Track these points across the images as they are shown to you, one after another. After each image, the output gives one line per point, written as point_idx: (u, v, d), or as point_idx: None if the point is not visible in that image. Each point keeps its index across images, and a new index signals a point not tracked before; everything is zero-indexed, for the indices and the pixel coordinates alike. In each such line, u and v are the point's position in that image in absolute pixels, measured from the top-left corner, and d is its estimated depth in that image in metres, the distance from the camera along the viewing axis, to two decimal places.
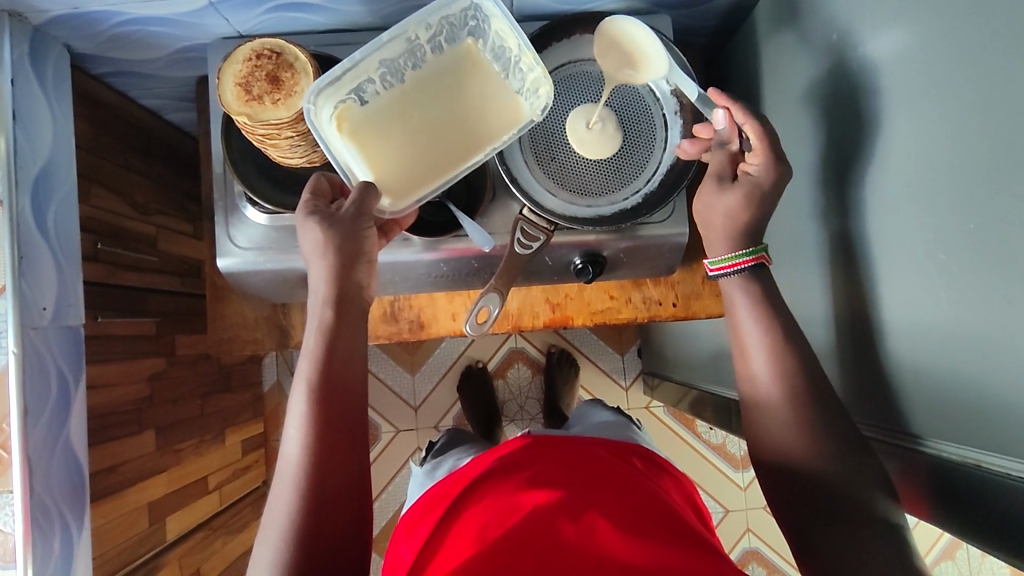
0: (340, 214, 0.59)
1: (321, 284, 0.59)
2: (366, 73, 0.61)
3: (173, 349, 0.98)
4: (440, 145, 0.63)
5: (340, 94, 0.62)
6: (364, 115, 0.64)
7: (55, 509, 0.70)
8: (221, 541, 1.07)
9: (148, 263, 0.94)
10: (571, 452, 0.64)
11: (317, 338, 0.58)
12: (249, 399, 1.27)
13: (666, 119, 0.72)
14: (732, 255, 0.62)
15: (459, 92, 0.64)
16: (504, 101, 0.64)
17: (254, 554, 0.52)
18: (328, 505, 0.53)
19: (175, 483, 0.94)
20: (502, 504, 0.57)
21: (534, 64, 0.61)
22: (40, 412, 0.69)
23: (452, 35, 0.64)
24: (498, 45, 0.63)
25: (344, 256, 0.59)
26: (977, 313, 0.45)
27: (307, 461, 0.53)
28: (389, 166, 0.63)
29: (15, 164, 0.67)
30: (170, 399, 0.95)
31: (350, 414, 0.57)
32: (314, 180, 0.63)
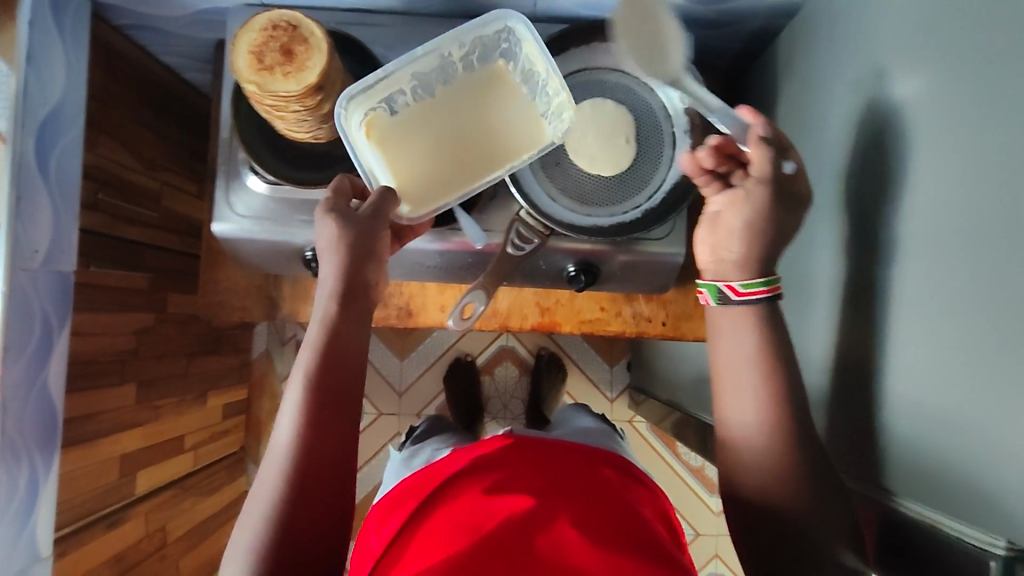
0: (357, 213, 0.58)
1: (329, 276, 0.58)
2: (398, 84, 0.62)
3: (165, 306, 0.99)
4: (461, 160, 0.64)
5: (370, 102, 0.63)
6: (392, 125, 0.64)
7: (23, 450, 0.70)
8: (191, 501, 1.08)
9: (147, 218, 0.94)
10: (553, 460, 0.63)
11: (319, 333, 0.57)
12: (236, 363, 1.27)
13: (675, 137, 0.70)
14: (749, 282, 0.58)
15: (487, 111, 0.64)
16: (529, 121, 0.64)
17: (233, 536, 0.52)
18: (310, 494, 0.53)
19: (151, 438, 0.95)
20: (477, 509, 0.56)
21: (561, 89, 0.62)
22: (21, 351, 0.70)
23: (484, 55, 0.65)
24: (528, 68, 0.64)
25: (358, 251, 0.57)
26: (967, 375, 0.43)
27: (293, 458, 0.53)
28: (413, 175, 0.63)
29: (23, 105, 0.68)
30: (155, 355, 0.95)
31: (345, 410, 0.57)
32: (338, 181, 0.61)
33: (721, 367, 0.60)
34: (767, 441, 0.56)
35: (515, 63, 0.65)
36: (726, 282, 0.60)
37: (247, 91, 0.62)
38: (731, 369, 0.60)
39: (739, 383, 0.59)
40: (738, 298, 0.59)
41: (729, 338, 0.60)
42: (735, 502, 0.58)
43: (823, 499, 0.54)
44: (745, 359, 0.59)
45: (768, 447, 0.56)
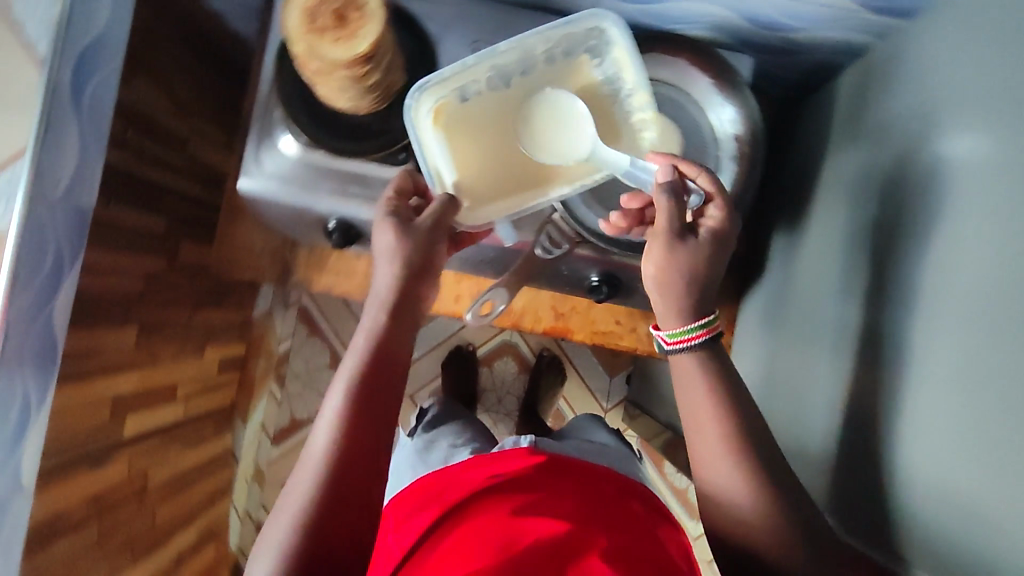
0: (417, 223, 0.60)
1: (385, 283, 0.59)
2: (475, 75, 0.64)
3: (177, 253, 0.98)
4: (526, 161, 0.65)
5: (442, 90, 0.64)
6: (464, 112, 0.65)
7: (19, 379, 0.69)
8: (175, 450, 1.08)
9: (173, 163, 0.93)
10: (573, 488, 0.66)
11: (368, 336, 0.57)
12: (239, 319, 1.26)
13: (721, 161, 0.71)
14: (682, 330, 0.59)
15: (559, 111, 0.65)
16: (607, 126, 0.66)
17: (263, 532, 0.51)
18: (347, 498, 0.52)
19: (146, 383, 0.95)
20: (509, 527, 0.59)
21: (645, 107, 0.65)
22: (30, 281, 0.69)
23: (568, 50, 0.66)
24: (613, 71, 0.66)
25: (415, 263, 0.59)
26: (993, 451, 0.42)
27: (329, 457, 0.52)
28: (477, 170, 0.65)
29: (67, 31, 0.67)
30: (160, 301, 0.94)
31: (386, 415, 0.56)
32: (399, 178, 0.63)
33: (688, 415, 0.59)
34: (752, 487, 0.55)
35: (602, 61, 0.66)
36: (657, 329, 0.61)
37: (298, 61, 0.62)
38: (698, 416, 0.58)
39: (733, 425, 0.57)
40: (673, 347, 0.59)
41: (692, 384, 0.58)
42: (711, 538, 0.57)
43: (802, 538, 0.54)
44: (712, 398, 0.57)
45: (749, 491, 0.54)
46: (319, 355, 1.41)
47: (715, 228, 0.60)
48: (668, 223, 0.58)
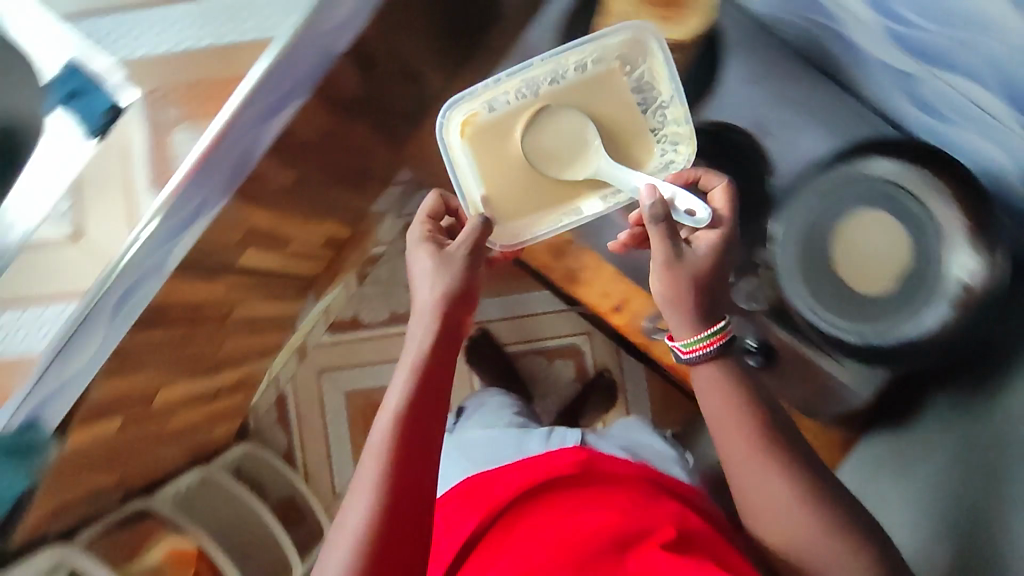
0: (453, 253, 0.68)
1: (426, 297, 0.66)
2: (506, 87, 0.76)
3: (361, 124, 0.92)
4: (560, 170, 0.78)
5: (472, 104, 0.76)
6: (496, 122, 0.77)
7: (210, 182, 0.71)
8: (257, 296, 1.07)
9: (409, 34, 0.85)
10: (605, 494, 0.74)
11: (410, 365, 0.63)
12: (360, 208, 1.19)
13: (943, 294, 0.75)
14: (695, 341, 0.66)
15: (584, 124, 0.77)
16: (637, 147, 0.79)
17: (323, 557, 0.59)
18: (396, 515, 0.58)
19: (272, 225, 0.93)
20: (559, 539, 0.69)
21: (683, 115, 0.79)
22: (263, 99, 0.70)
23: (598, 59, 0.78)
24: (646, 85, 0.79)
25: (461, 290, 0.66)
26: None
27: (381, 491, 0.58)
28: (511, 182, 0.77)
29: None
30: (325, 159, 0.92)
31: (425, 428, 0.62)
32: (433, 200, 0.74)
33: (715, 421, 0.68)
34: (786, 492, 0.65)
35: (630, 72, 0.79)
36: (672, 338, 0.69)
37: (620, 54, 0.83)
38: (725, 418, 0.67)
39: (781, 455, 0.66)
40: (692, 354, 0.67)
41: (716, 392, 0.68)
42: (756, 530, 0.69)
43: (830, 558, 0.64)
44: (741, 408, 0.67)
45: (786, 493, 0.65)
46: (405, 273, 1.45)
47: (708, 244, 0.67)
48: (662, 252, 0.65)
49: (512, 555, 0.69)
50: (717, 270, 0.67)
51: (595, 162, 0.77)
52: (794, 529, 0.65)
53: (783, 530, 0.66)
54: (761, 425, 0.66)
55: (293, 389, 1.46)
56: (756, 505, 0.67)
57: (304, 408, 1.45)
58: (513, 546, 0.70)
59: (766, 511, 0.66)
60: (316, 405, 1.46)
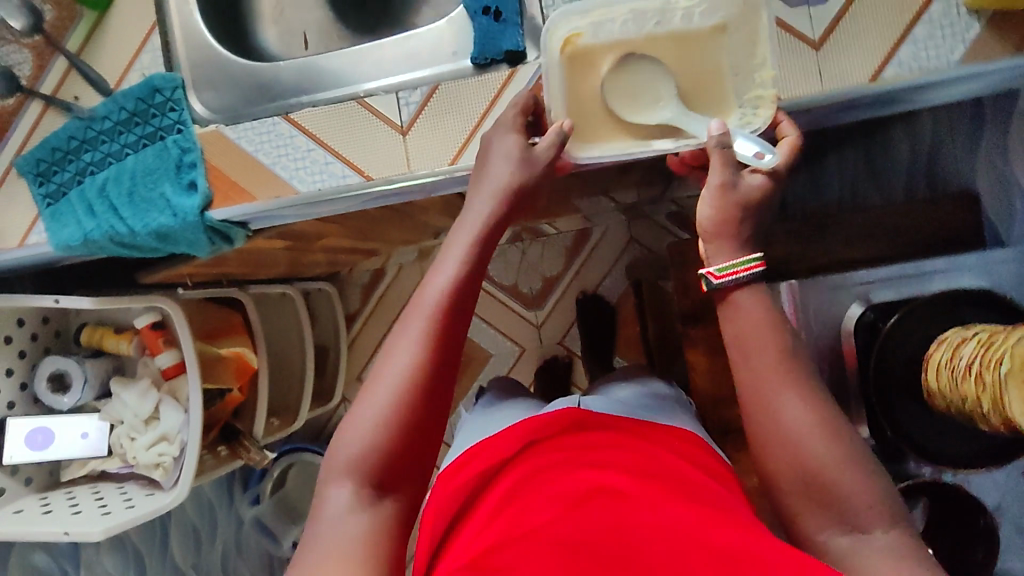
0: (536, 154, 0.57)
1: (500, 179, 0.57)
2: (614, 13, 0.58)
3: (653, 182, 0.89)
4: (639, 105, 0.60)
5: (579, 22, 0.59)
6: (590, 51, 0.61)
7: None
8: (446, 215, 1.07)
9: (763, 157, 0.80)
10: (597, 452, 0.61)
11: (474, 228, 0.57)
12: (572, 210, 1.17)
13: None
14: (737, 262, 0.54)
15: (663, 71, 0.60)
16: (718, 104, 0.61)
17: (342, 438, 0.52)
18: (429, 397, 0.52)
19: None
20: (553, 490, 0.56)
21: (769, 84, 0.59)
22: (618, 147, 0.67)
23: (708, 13, 0.59)
24: (744, 46, 0.59)
25: (531, 187, 0.58)
26: None
27: (425, 351, 0.53)
28: (585, 107, 0.61)
29: (923, 84, 0.58)
30: (602, 186, 0.89)
31: (475, 296, 0.56)
32: (524, 97, 0.61)
33: (731, 339, 0.55)
34: (807, 413, 0.51)
35: (732, 36, 0.59)
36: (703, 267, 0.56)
37: (933, 405, 0.64)
38: (744, 333, 0.54)
39: (803, 371, 0.53)
40: (718, 283, 0.55)
41: (762, 316, 0.54)
42: (761, 467, 0.53)
43: (841, 492, 0.48)
44: (772, 324, 0.54)
45: (807, 417, 0.51)
46: (551, 265, 1.43)
47: (758, 182, 0.56)
48: (717, 176, 0.55)
49: (523, 516, 0.54)
50: (760, 211, 0.56)
51: (665, 104, 0.60)
52: (795, 442, 0.50)
53: (793, 447, 0.50)
54: (787, 352, 0.53)
55: (394, 274, 1.50)
56: (766, 429, 0.52)
57: (391, 293, 1.51)
58: (512, 507, 0.56)
59: (775, 428, 0.51)
60: (400, 301, 1.50)
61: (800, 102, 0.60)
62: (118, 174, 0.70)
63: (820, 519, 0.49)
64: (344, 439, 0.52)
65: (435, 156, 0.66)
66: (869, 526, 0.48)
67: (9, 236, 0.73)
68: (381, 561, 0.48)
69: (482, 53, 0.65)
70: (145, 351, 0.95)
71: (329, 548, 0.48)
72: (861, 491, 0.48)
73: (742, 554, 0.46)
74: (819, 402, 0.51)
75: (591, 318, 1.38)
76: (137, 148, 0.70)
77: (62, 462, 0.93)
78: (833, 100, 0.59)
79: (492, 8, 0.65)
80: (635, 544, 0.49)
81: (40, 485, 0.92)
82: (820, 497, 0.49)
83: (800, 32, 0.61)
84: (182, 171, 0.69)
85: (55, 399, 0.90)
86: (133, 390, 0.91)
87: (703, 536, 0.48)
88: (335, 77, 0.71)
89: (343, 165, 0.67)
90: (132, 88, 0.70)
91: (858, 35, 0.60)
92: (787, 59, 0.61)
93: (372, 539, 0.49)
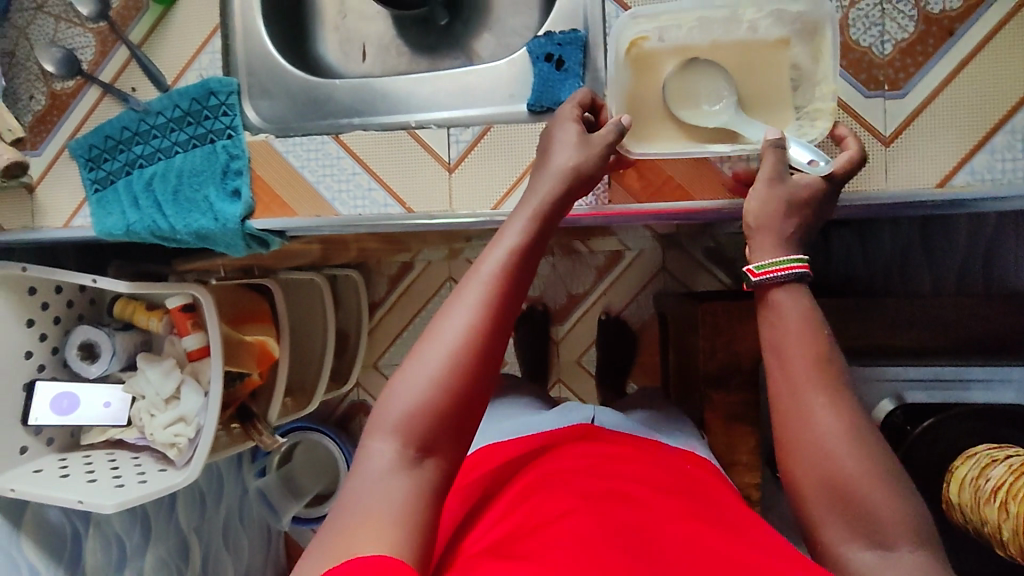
0: (598, 141, 0.57)
1: (560, 164, 0.57)
2: (680, 19, 0.59)
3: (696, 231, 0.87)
4: (697, 108, 0.60)
5: (646, 25, 0.59)
6: (653, 56, 0.61)
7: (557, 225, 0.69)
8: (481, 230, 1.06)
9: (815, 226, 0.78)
10: (612, 464, 0.61)
11: (536, 207, 0.55)
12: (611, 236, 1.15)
13: None
14: (778, 262, 0.53)
15: (723, 77, 0.60)
16: (776, 114, 0.60)
17: (386, 398, 0.50)
18: (483, 365, 0.50)
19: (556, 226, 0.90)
20: (579, 496, 0.54)
21: (831, 98, 0.58)
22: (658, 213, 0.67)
23: (772, 26, 0.59)
24: (808, 61, 0.59)
25: (588, 178, 0.57)
26: None
27: (482, 315, 0.50)
28: (644, 106, 0.61)
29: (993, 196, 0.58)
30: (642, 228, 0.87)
31: (533, 270, 0.54)
32: (582, 91, 0.62)
33: (769, 343, 0.53)
34: (839, 425, 0.49)
35: (794, 50, 0.59)
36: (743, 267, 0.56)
37: (956, 517, 0.64)
38: (785, 333, 0.52)
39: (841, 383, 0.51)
40: (758, 280, 0.54)
41: (805, 323, 0.52)
42: (786, 474, 0.52)
43: (867, 504, 0.47)
44: (814, 331, 0.52)
45: (840, 433, 0.49)
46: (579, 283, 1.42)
47: (811, 181, 0.55)
48: (766, 171, 0.55)
49: (546, 516, 0.52)
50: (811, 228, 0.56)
51: (722, 107, 0.60)
52: (823, 451, 0.49)
53: (820, 453, 0.49)
54: (825, 365, 0.51)
55: (421, 269, 1.50)
56: (793, 433, 0.51)
57: (416, 288, 1.51)
58: (531, 501, 0.55)
59: (804, 433, 0.50)
60: (424, 296, 1.50)
61: (860, 197, 0.60)
62: (166, 170, 0.71)
63: (842, 529, 0.48)
64: (392, 397, 0.49)
65: (479, 197, 0.66)
66: (891, 543, 0.46)
67: (54, 216, 0.74)
68: (419, 526, 0.45)
69: (539, 101, 0.66)
70: (173, 330, 0.97)
71: (369, 506, 0.45)
72: (886, 506, 0.47)
73: (764, 571, 0.45)
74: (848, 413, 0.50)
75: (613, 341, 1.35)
76: (187, 147, 0.70)
77: (83, 426, 0.97)
78: (893, 201, 0.60)
79: (555, 56, 0.67)
80: (665, 547, 0.48)
81: (61, 445, 0.96)
82: (844, 508, 0.48)
83: (873, 125, 0.60)
84: (228, 177, 0.69)
85: (84, 366, 0.93)
86: (158, 368, 0.94)
87: (725, 553, 0.47)
88: (388, 101, 0.73)
89: (386, 194, 0.67)
90: (188, 88, 0.70)
91: (927, 136, 0.59)
92: None
93: (413, 502, 0.46)
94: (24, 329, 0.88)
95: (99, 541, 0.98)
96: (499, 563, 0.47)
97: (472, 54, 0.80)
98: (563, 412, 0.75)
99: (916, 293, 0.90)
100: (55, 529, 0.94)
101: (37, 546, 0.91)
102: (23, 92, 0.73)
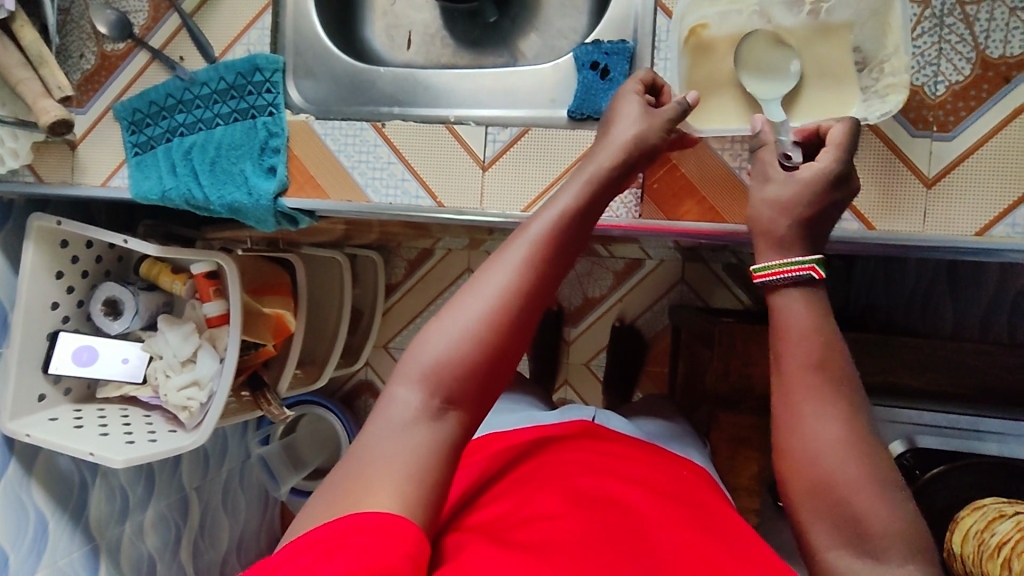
0: (655, 119, 0.56)
1: (615, 138, 0.56)
2: (742, 6, 0.62)
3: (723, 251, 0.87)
4: (758, 89, 0.64)
5: (706, 13, 0.63)
6: (714, 41, 0.65)
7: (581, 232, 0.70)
8: None
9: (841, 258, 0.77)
10: (616, 467, 0.61)
11: (582, 178, 0.54)
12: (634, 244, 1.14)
13: None
14: (781, 263, 0.51)
15: (789, 52, 0.64)
16: (845, 90, 0.62)
17: (417, 344, 0.49)
18: (520, 325, 0.49)
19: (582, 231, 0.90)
20: (574, 494, 0.54)
21: (901, 71, 0.58)
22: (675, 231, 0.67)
23: (838, 10, 0.62)
24: (871, 46, 0.61)
25: (646, 155, 0.56)
26: None
27: (527, 273, 0.49)
28: (706, 90, 0.65)
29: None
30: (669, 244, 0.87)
31: (582, 239, 0.53)
32: (640, 71, 0.60)
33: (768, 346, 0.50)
34: (836, 425, 0.46)
35: (857, 32, 0.62)
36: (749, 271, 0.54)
37: (953, 566, 0.65)
38: (784, 339, 0.49)
39: (845, 383, 0.48)
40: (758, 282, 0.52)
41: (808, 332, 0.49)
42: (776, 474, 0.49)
43: (851, 514, 0.45)
44: (823, 334, 0.48)
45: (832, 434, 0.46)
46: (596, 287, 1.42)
47: (805, 177, 0.52)
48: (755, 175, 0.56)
49: (539, 506, 0.52)
50: None
51: (785, 83, 0.63)
52: (818, 458, 0.46)
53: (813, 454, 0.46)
54: (829, 367, 0.48)
55: (442, 256, 1.51)
56: (787, 440, 0.48)
57: (433, 274, 1.51)
58: (527, 491, 0.55)
59: (794, 432, 0.47)
60: (442, 283, 1.51)
61: (895, 238, 0.60)
62: (205, 141, 0.72)
63: (828, 539, 0.46)
64: (427, 343, 0.48)
65: (511, 200, 0.66)
66: (883, 555, 0.44)
67: (93, 174, 0.75)
68: (421, 484, 0.44)
69: (579, 108, 0.66)
70: (195, 295, 0.98)
71: (384, 458, 0.45)
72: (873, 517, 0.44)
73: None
74: (851, 413, 0.47)
75: (625, 348, 1.35)
76: (228, 120, 0.71)
77: (99, 381, 0.99)
78: (930, 244, 0.60)
79: (601, 65, 0.66)
80: (658, 550, 0.48)
81: (77, 396, 0.98)
82: (832, 511, 0.45)
83: (915, 165, 0.60)
84: (265, 155, 0.70)
85: (107, 322, 0.95)
86: (177, 331, 0.95)
87: (714, 559, 0.47)
88: (430, 93, 0.74)
89: (418, 185, 0.67)
90: (235, 62, 0.71)
91: (970, 185, 0.59)
92: (893, 187, 0.60)
93: (424, 456, 0.46)
94: (53, 281, 0.90)
95: (104, 491, 1.00)
96: (488, 545, 0.47)
97: (516, 52, 0.80)
98: (564, 411, 0.76)
99: (936, 333, 0.90)
100: (63, 476, 0.95)
101: (45, 492, 0.92)
102: (75, 49, 0.74)
